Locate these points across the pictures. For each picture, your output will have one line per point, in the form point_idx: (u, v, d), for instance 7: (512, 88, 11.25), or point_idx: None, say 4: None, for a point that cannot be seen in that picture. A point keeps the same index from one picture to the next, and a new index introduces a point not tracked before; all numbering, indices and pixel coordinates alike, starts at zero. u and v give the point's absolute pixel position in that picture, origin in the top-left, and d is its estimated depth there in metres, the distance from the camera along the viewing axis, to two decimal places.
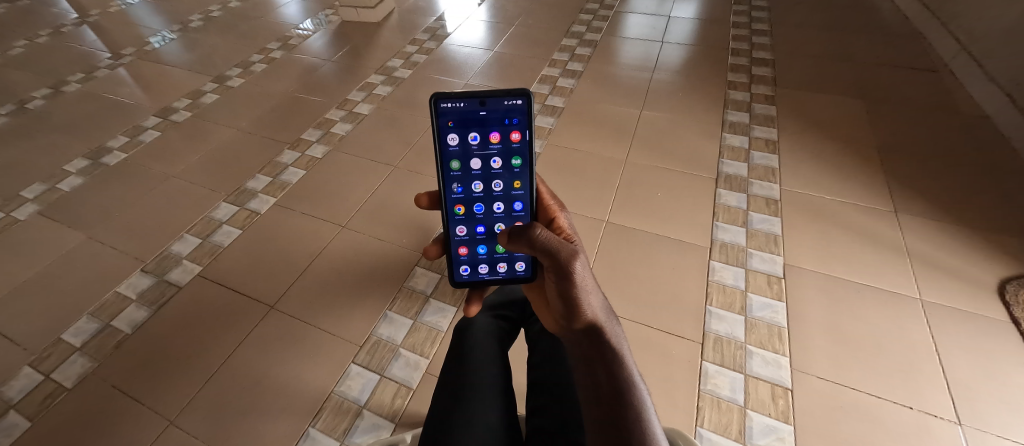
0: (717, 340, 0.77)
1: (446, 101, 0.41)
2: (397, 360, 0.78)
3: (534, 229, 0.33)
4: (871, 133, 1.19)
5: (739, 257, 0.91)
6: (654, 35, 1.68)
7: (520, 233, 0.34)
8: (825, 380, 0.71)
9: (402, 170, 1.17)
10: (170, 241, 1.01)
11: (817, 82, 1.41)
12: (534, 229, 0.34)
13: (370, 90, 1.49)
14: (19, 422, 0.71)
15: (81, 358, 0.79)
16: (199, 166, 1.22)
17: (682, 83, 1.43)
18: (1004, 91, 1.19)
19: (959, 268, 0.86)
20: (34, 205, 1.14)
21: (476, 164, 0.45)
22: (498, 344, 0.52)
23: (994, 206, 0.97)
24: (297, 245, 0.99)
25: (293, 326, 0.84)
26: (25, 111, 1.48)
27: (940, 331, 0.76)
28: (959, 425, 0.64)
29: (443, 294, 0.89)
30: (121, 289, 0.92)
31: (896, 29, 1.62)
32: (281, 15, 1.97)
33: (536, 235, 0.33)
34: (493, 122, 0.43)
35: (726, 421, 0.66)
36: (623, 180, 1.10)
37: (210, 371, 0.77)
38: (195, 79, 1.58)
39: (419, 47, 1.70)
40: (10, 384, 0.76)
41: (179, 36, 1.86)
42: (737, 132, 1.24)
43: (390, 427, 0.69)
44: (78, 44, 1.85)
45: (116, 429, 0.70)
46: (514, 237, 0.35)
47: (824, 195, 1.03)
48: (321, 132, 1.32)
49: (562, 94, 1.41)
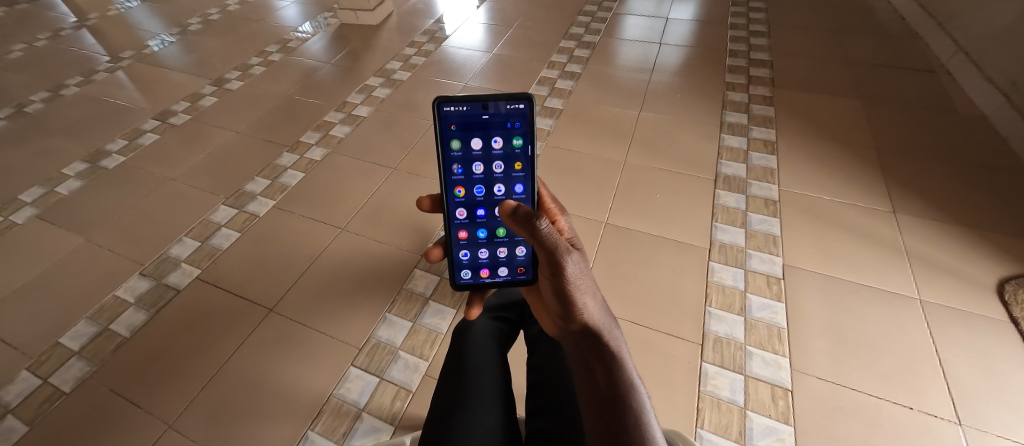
0: (716, 341, 0.77)
1: (449, 104, 0.41)
2: (397, 362, 0.78)
3: (537, 220, 0.31)
4: (870, 133, 1.20)
5: (738, 258, 0.91)
6: (653, 36, 1.68)
7: (522, 219, 0.31)
8: (825, 380, 0.71)
9: (401, 172, 1.17)
10: (169, 244, 1.01)
11: (815, 83, 1.41)
12: (537, 220, 0.31)
13: (369, 92, 1.49)
14: (17, 426, 0.71)
15: (79, 362, 0.79)
16: (198, 169, 1.22)
17: (681, 85, 1.43)
18: (1001, 91, 1.19)
19: (958, 268, 0.86)
20: (33, 208, 1.13)
21: (478, 167, 0.45)
22: (498, 346, 0.52)
23: (992, 206, 0.98)
24: (296, 247, 0.99)
25: (292, 329, 0.84)
26: (24, 114, 1.48)
27: (939, 331, 0.76)
28: (960, 425, 0.64)
29: (442, 296, 0.88)
30: (119, 292, 0.91)
31: (893, 30, 1.63)
32: (280, 18, 1.98)
33: (539, 227, 0.30)
34: (495, 126, 0.43)
35: (726, 422, 0.66)
36: (622, 181, 1.10)
37: (210, 374, 0.77)
38: (194, 82, 1.59)
39: (418, 49, 1.70)
40: (8, 388, 0.76)
41: (178, 39, 1.86)
42: (735, 133, 1.24)
43: (389, 429, 0.69)
44: (78, 48, 1.85)
45: (115, 432, 0.70)
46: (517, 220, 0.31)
47: (823, 195, 1.03)
48: (321, 135, 1.32)
49: (561, 95, 1.41)
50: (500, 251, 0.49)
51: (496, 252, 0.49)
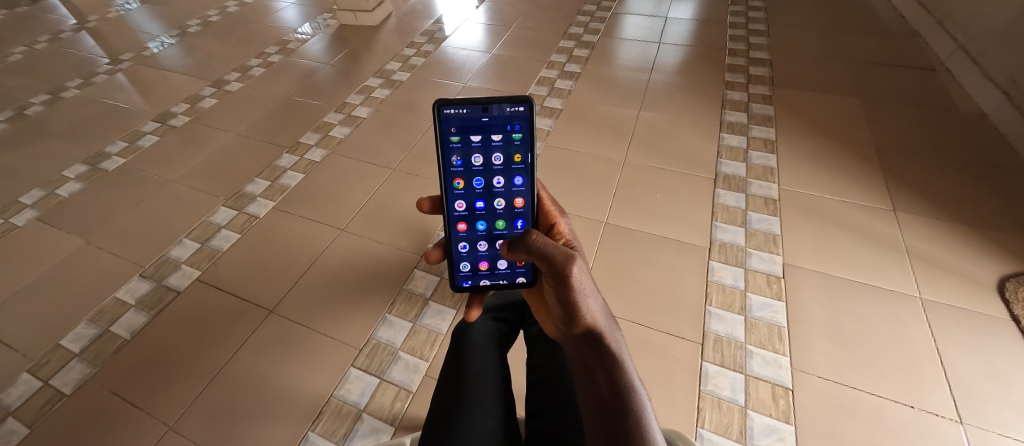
0: (716, 341, 0.77)
1: (448, 107, 0.41)
2: (397, 363, 0.78)
3: (528, 236, 0.34)
4: (869, 132, 1.20)
5: (738, 257, 0.91)
6: (652, 36, 1.68)
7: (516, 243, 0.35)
8: (826, 379, 0.70)
9: (400, 173, 1.17)
10: (169, 246, 1.01)
11: (814, 81, 1.41)
12: (532, 236, 0.35)
13: (369, 93, 1.49)
14: (18, 428, 0.71)
15: (80, 364, 0.79)
16: (198, 170, 1.22)
17: (680, 84, 1.43)
18: (1001, 89, 1.19)
19: (958, 266, 0.86)
20: (34, 211, 1.14)
21: (477, 169, 0.45)
22: (498, 347, 0.52)
23: (992, 204, 0.97)
24: (296, 248, 0.99)
25: (292, 330, 0.84)
26: (24, 117, 1.48)
27: (940, 329, 0.76)
28: (961, 424, 0.64)
29: (442, 297, 0.88)
30: (119, 294, 0.91)
31: (892, 28, 1.63)
32: (280, 19, 1.98)
33: (532, 241, 0.34)
34: (495, 129, 0.43)
35: (727, 421, 0.66)
36: (622, 181, 1.10)
37: (210, 376, 0.77)
38: (194, 84, 1.59)
39: (417, 50, 1.70)
40: (9, 391, 0.76)
41: (178, 41, 1.86)
42: (735, 132, 1.24)
43: (389, 430, 0.69)
44: (77, 50, 1.86)
45: (115, 434, 0.70)
46: (514, 246, 0.36)
47: (823, 194, 1.03)
48: (320, 136, 1.32)
49: (561, 95, 1.41)
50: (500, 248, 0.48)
51: (496, 252, 0.49)
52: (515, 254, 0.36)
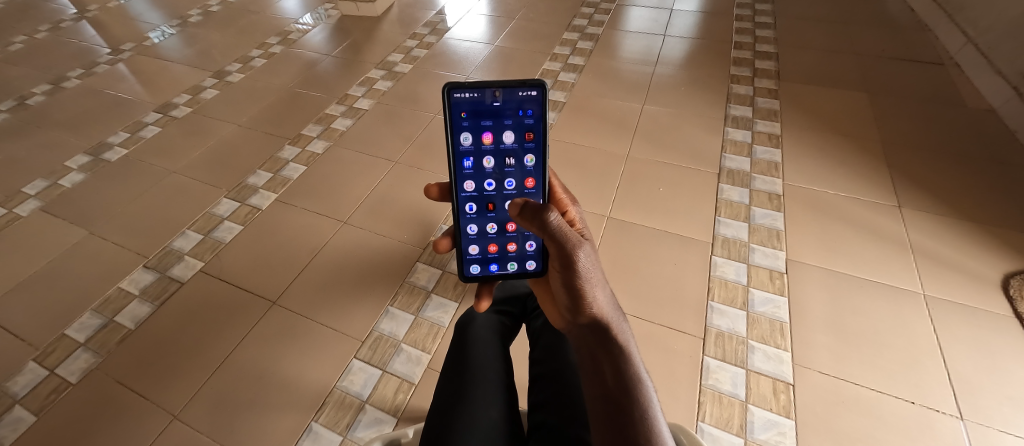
0: (718, 335, 0.77)
1: (458, 91, 0.40)
2: (399, 355, 0.78)
3: (546, 212, 0.31)
4: (874, 128, 1.18)
5: (741, 252, 0.91)
6: (656, 28, 1.66)
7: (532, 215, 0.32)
8: (827, 375, 0.71)
9: (402, 166, 1.16)
10: (170, 238, 1.01)
11: (821, 76, 1.39)
12: (546, 212, 0.31)
13: (370, 85, 1.48)
14: (25, 416, 0.72)
15: (85, 353, 0.80)
16: (200, 162, 1.22)
17: (683, 77, 1.42)
18: (1009, 83, 1.18)
19: (961, 262, 0.86)
20: (37, 201, 1.14)
21: (489, 174, 0.45)
22: (500, 340, 0.52)
23: (997, 201, 0.97)
24: (298, 241, 0.99)
25: (295, 322, 0.84)
26: (25, 107, 1.48)
27: (943, 327, 0.76)
28: (962, 420, 0.64)
29: (443, 289, 0.89)
30: (124, 284, 0.92)
31: (902, 22, 1.61)
32: (280, 9, 1.96)
33: (548, 219, 0.31)
34: (506, 115, 0.42)
35: (727, 415, 0.67)
36: (625, 175, 1.10)
37: (213, 366, 0.78)
38: (194, 75, 1.58)
39: (419, 41, 1.69)
40: (15, 379, 0.76)
41: (178, 31, 1.84)
42: (739, 126, 1.23)
43: (391, 421, 0.69)
44: (77, 40, 1.84)
45: (121, 422, 0.71)
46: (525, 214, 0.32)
47: (827, 190, 1.03)
48: (321, 128, 1.31)
49: (563, 87, 1.40)
50: (511, 253, 0.49)
51: (507, 257, 0.49)
52: (526, 223, 0.33)
